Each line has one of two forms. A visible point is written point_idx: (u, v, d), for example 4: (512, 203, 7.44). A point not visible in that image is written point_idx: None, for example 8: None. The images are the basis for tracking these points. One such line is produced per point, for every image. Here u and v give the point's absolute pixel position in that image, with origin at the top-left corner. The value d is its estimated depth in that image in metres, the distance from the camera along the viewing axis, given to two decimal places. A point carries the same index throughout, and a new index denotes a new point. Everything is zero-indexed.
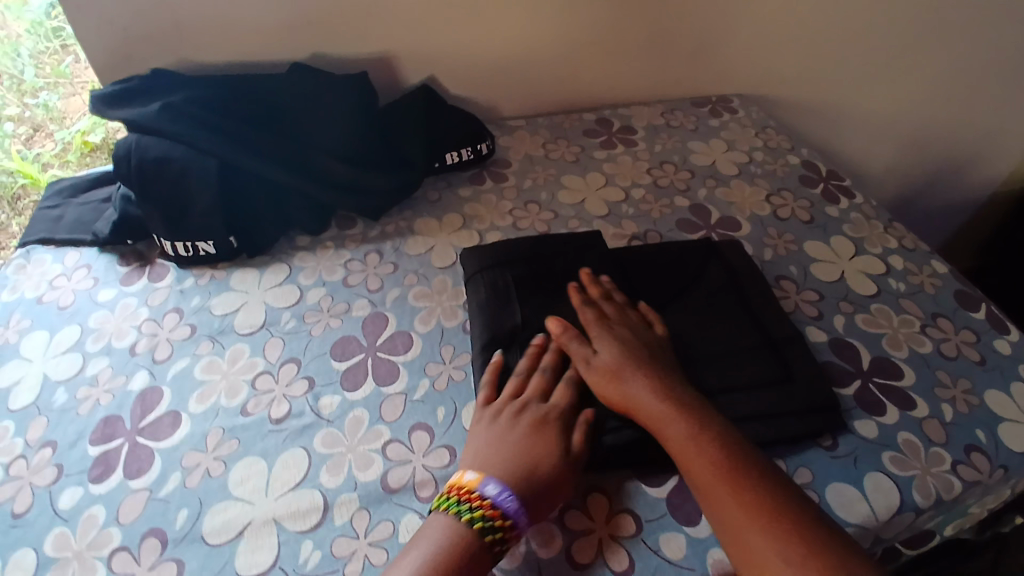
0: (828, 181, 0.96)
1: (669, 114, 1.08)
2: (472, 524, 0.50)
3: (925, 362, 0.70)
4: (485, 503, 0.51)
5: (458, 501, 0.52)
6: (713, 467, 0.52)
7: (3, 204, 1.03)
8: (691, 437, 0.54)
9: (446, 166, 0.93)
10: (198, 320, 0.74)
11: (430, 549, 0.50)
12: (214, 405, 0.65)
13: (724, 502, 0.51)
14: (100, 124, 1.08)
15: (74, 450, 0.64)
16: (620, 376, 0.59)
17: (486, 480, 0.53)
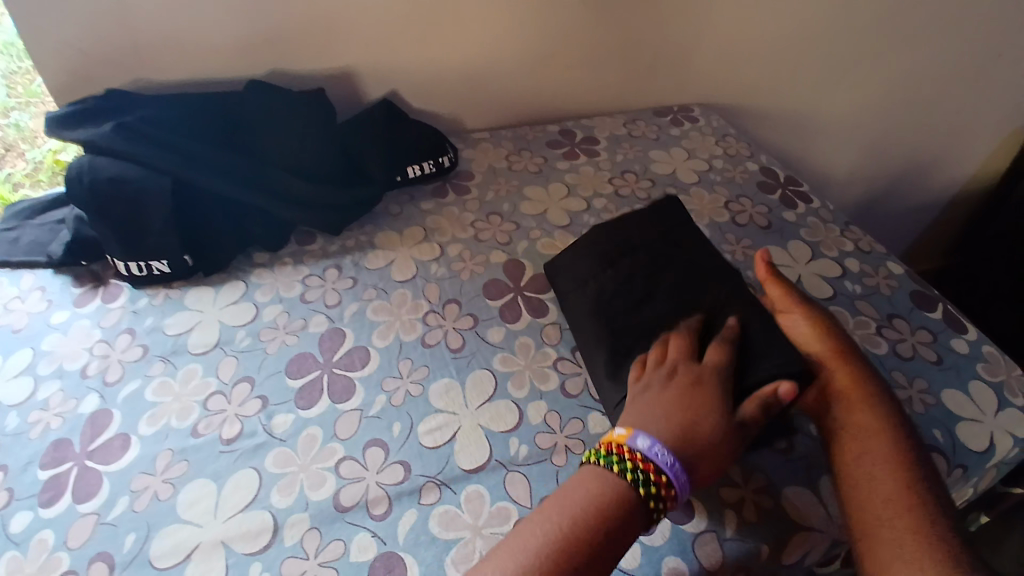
0: (786, 187, 0.97)
1: (631, 124, 1.10)
2: (631, 482, 0.49)
3: (881, 363, 0.71)
4: (645, 461, 0.50)
5: (610, 453, 0.51)
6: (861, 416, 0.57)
7: None
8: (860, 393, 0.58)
9: (409, 179, 0.93)
10: (151, 340, 0.73)
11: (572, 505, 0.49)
12: (165, 427, 0.64)
13: (863, 448, 0.55)
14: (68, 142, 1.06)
15: (26, 474, 0.62)
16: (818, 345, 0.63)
17: (636, 433, 0.52)
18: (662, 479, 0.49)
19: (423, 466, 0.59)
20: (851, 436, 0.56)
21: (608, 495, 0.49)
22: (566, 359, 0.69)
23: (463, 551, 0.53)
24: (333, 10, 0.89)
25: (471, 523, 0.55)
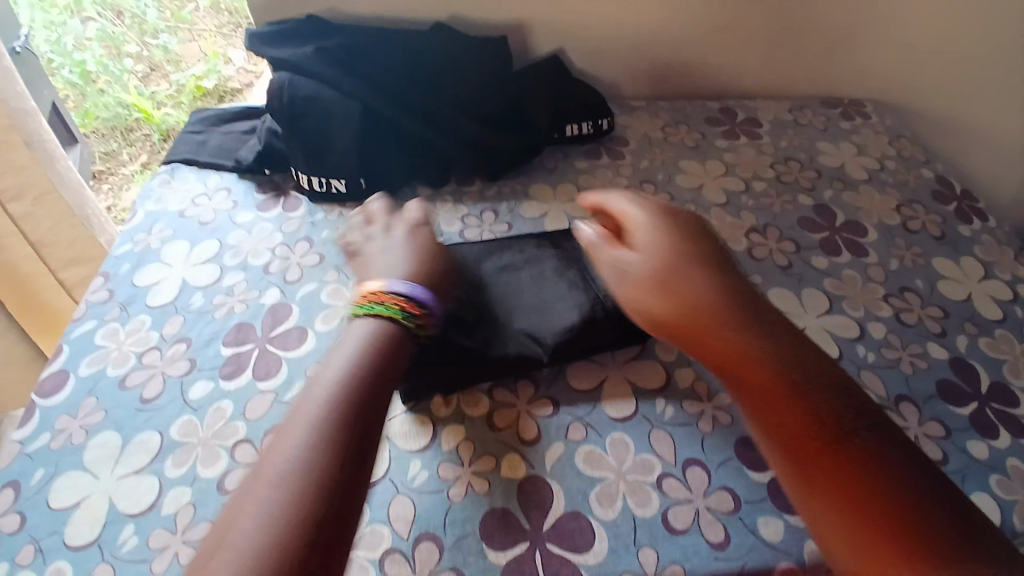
0: (962, 199, 0.90)
1: (797, 111, 1.05)
2: (402, 325, 0.57)
3: None
4: (403, 302, 0.58)
5: (371, 304, 0.58)
6: (799, 402, 0.49)
7: (115, 132, 1.51)
8: (775, 370, 0.51)
9: (566, 137, 0.94)
10: (325, 250, 0.80)
11: (354, 358, 0.53)
12: (337, 327, 0.70)
13: (838, 459, 0.46)
14: (213, 73, 1.47)
15: (208, 348, 0.70)
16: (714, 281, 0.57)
17: (394, 283, 0.59)
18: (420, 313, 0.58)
19: (571, 405, 0.62)
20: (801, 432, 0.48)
21: (370, 364, 0.53)
22: None
23: (604, 489, 0.55)
24: None
25: (615, 466, 0.57)
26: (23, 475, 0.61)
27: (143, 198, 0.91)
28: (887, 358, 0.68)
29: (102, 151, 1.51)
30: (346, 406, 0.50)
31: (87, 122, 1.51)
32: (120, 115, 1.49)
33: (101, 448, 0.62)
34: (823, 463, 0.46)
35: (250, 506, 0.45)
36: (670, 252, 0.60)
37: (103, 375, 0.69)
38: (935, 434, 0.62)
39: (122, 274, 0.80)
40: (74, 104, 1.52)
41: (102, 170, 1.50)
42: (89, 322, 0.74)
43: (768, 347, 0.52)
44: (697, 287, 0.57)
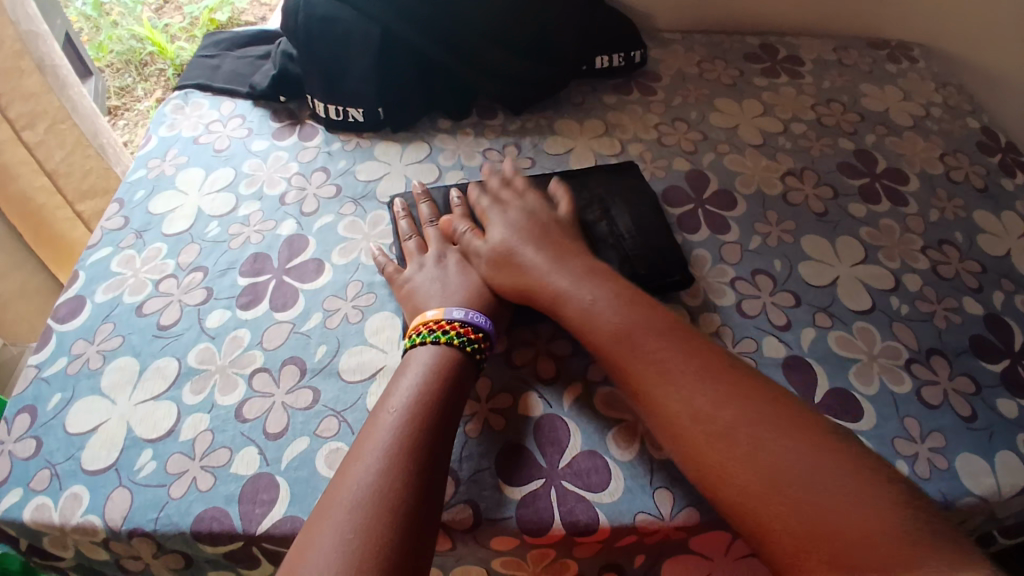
0: (1008, 151, 0.84)
1: (842, 50, 0.98)
2: (458, 347, 0.55)
3: None
4: (463, 327, 0.56)
5: (428, 332, 0.55)
6: (648, 365, 0.51)
7: (130, 68, 1.45)
8: (619, 332, 0.54)
9: (594, 70, 0.89)
10: (343, 182, 0.77)
11: (420, 378, 0.52)
12: (355, 260, 0.69)
13: (678, 415, 0.49)
14: (227, 5, 1.43)
15: (224, 278, 0.69)
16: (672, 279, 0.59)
17: (450, 309, 0.57)
18: (474, 331, 0.56)
19: None
20: (652, 397, 0.51)
21: (455, 367, 0.54)
22: (744, 280, 0.67)
23: (623, 431, 0.55)
24: None
25: (635, 409, 0.56)
26: (39, 400, 0.61)
27: (156, 123, 0.88)
28: (922, 311, 0.65)
29: (115, 87, 1.45)
30: (428, 408, 0.50)
31: (101, 56, 1.44)
32: (133, 48, 1.44)
33: (120, 372, 0.62)
34: (667, 416, 0.50)
35: (336, 504, 0.45)
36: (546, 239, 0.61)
37: (118, 301, 0.68)
38: (963, 390, 0.60)
39: (136, 201, 0.78)
40: (87, 38, 1.44)
41: (116, 106, 1.44)
42: (104, 248, 0.74)
43: (588, 308, 0.55)
44: (528, 264, 0.59)
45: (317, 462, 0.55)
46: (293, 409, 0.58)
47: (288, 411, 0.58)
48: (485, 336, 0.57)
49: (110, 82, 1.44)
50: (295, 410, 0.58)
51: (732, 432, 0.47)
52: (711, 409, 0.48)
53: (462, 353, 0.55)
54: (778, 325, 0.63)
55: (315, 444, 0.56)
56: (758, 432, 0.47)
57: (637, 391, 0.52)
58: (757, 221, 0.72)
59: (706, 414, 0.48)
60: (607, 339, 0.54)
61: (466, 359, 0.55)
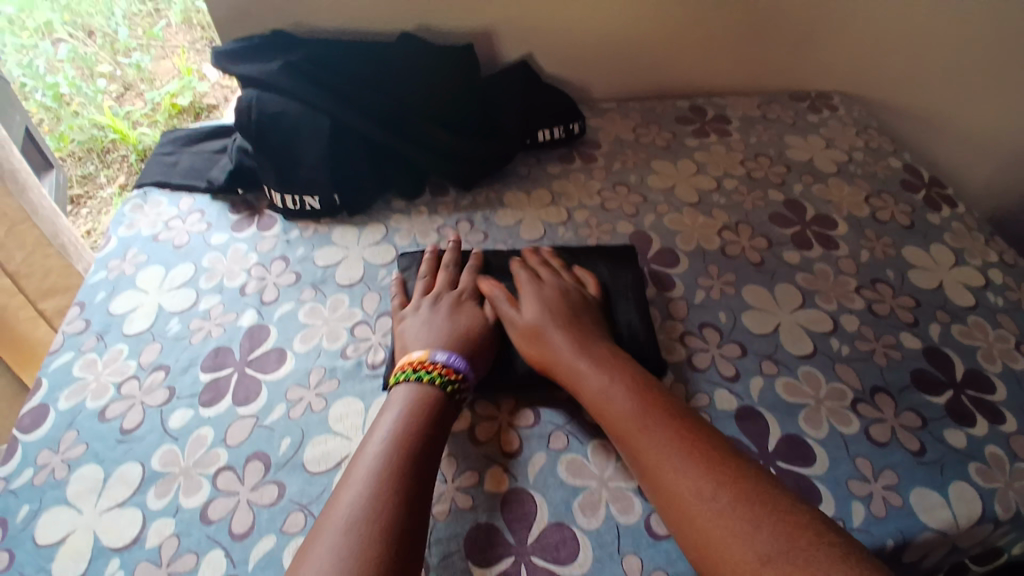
0: (931, 187, 0.91)
1: (765, 106, 1.06)
2: (438, 385, 0.58)
3: (1019, 381, 0.68)
4: (451, 370, 0.60)
5: (411, 370, 0.59)
6: (650, 435, 0.54)
7: (93, 157, 1.48)
8: (632, 404, 0.56)
9: (538, 143, 0.94)
10: (302, 269, 0.79)
11: (397, 415, 0.56)
12: (316, 346, 0.70)
13: (672, 478, 0.51)
14: (189, 89, 1.47)
15: (186, 375, 0.69)
16: (556, 337, 0.63)
17: (435, 350, 0.61)
18: (455, 373, 0.60)
19: (553, 414, 0.62)
20: (650, 465, 0.52)
21: (433, 403, 0.57)
22: (694, 335, 0.70)
23: (588, 498, 0.56)
24: None
25: (598, 474, 0.58)
26: (5, 513, 0.60)
27: (115, 223, 0.90)
28: (862, 351, 0.69)
29: (77, 174, 1.48)
30: (405, 437, 0.54)
31: (62, 146, 1.47)
32: (94, 135, 1.46)
33: (83, 482, 0.61)
34: (659, 476, 0.52)
35: (331, 528, 0.47)
36: (551, 314, 0.65)
37: (81, 407, 0.68)
38: (910, 425, 0.63)
39: (97, 303, 0.79)
40: (49, 128, 1.46)
41: (79, 194, 1.48)
42: (66, 353, 0.74)
43: (611, 389, 0.58)
44: (552, 340, 0.63)
45: (284, 560, 0.54)
46: (259, 506, 0.58)
47: (254, 509, 0.58)
48: (464, 377, 0.61)
49: (72, 170, 1.47)
50: (261, 507, 0.58)
51: (715, 493, 0.49)
52: (726, 486, 0.49)
53: (442, 394, 0.58)
54: (727, 376, 0.66)
55: (282, 541, 0.55)
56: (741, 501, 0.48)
57: (634, 455, 0.54)
58: (701, 275, 0.76)
59: (691, 477, 0.50)
60: (617, 409, 0.56)
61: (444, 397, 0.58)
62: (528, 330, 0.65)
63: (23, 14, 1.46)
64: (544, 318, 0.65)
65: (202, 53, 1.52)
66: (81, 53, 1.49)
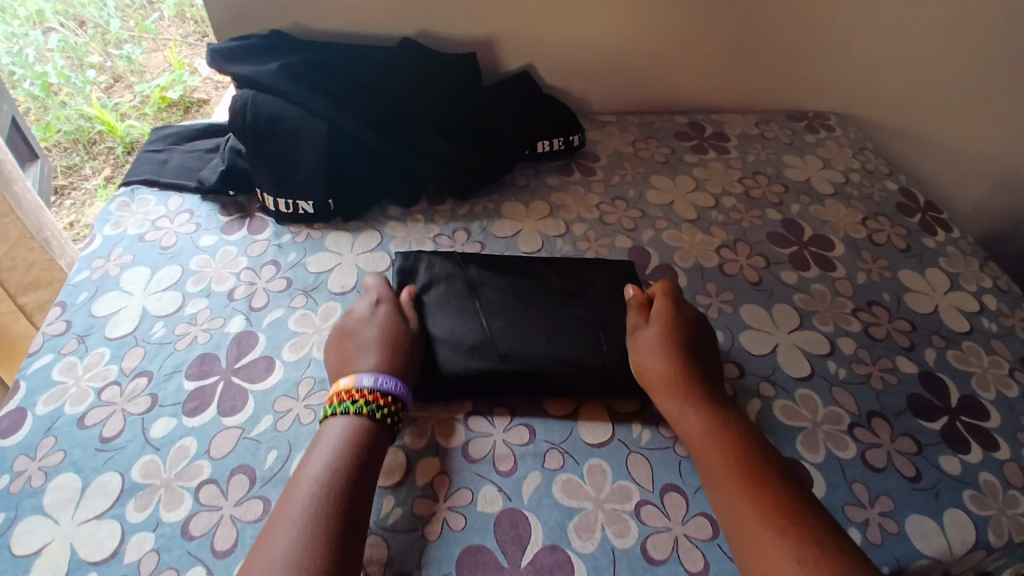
0: (926, 211, 0.92)
1: (763, 124, 1.06)
2: (369, 415, 0.56)
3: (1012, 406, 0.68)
4: (382, 397, 0.57)
5: (341, 402, 0.57)
6: (727, 464, 0.54)
7: (79, 148, 1.45)
8: (708, 430, 0.57)
9: (537, 153, 0.94)
10: (293, 275, 0.77)
11: (336, 448, 0.54)
12: (307, 356, 0.68)
13: (737, 504, 0.51)
14: (179, 82, 1.44)
15: (170, 382, 0.67)
16: (660, 358, 0.61)
17: (361, 375, 0.59)
18: (387, 398, 0.57)
19: (548, 432, 0.61)
20: (725, 505, 0.52)
21: (366, 431, 0.55)
22: None
23: (584, 521, 0.55)
24: None
25: (594, 495, 0.56)
26: None
27: (101, 221, 0.87)
28: (860, 374, 0.69)
29: (63, 165, 1.44)
30: (342, 474, 0.52)
31: (48, 136, 1.43)
32: (81, 126, 1.42)
33: (58, 492, 0.59)
34: (723, 496, 0.52)
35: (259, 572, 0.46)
36: (667, 332, 0.63)
37: (60, 413, 0.65)
38: (906, 450, 0.63)
39: (78, 303, 0.76)
40: (34, 117, 1.43)
41: (63, 185, 1.44)
42: (45, 355, 0.71)
43: (709, 426, 0.57)
44: (655, 359, 0.61)
45: None
46: (242, 522, 0.56)
47: (237, 524, 0.56)
48: (398, 401, 0.58)
49: (58, 161, 1.44)
50: (245, 523, 0.56)
51: (775, 526, 0.49)
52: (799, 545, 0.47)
53: (376, 424, 0.56)
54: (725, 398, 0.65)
55: None
56: (802, 538, 0.48)
57: (708, 478, 0.54)
58: (699, 292, 0.76)
59: (755, 507, 0.50)
60: (698, 433, 0.57)
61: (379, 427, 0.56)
62: (640, 345, 0.63)
63: (13, 1, 1.42)
64: (662, 336, 0.63)
65: (196, 49, 1.51)
66: (70, 42, 1.45)
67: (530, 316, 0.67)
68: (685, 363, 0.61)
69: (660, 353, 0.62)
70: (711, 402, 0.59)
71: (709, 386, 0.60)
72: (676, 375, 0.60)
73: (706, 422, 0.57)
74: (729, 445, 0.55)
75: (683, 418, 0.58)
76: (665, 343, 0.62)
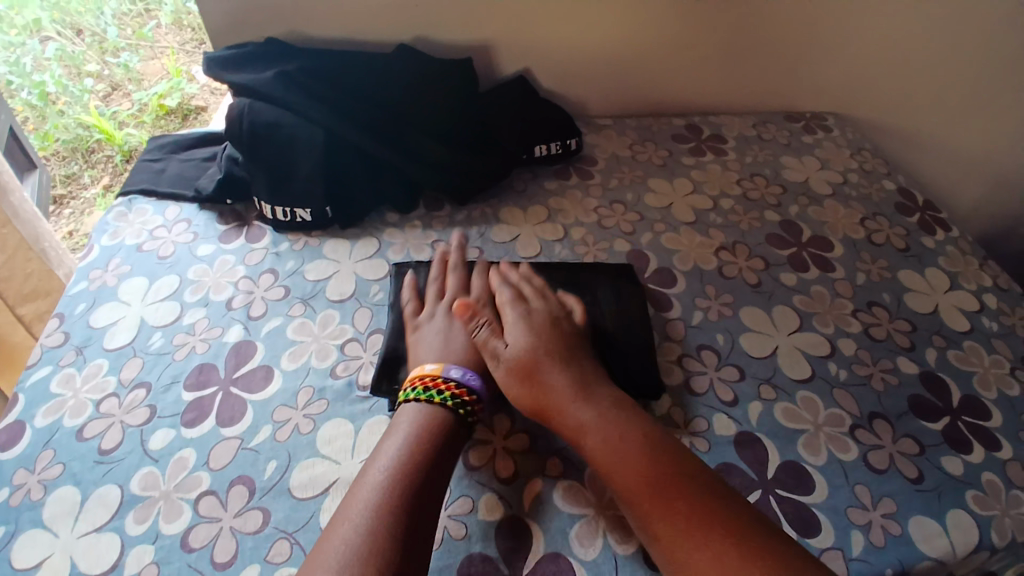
0: (925, 210, 0.91)
1: (761, 126, 1.06)
2: (445, 406, 0.58)
3: (1013, 405, 0.67)
4: (462, 390, 0.59)
5: (423, 388, 0.59)
6: (638, 481, 0.52)
7: (77, 156, 1.44)
8: (605, 440, 0.55)
9: (535, 158, 0.94)
10: (291, 283, 0.77)
11: (415, 430, 0.56)
12: (305, 365, 0.68)
13: (655, 524, 0.49)
14: (177, 90, 1.44)
15: (168, 393, 0.67)
16: (555, 371, 0.59)
17: (449, 366, 0.61)
18: (466, 393, 0.59)
19: (549, 438, 0.61)
20: (646, 516, 0.50)
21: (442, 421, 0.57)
22: (692, 357, 0.69)
23: (586, 527, 0.54)
24: None
25: (595, 501, 0.56)
26: None
27: (98, 232, 0.87)
28: (861, 376, 0.68)
29: (61, 174, 1.44)
30: (420, 455, 0.54)
31: (47, 145, 1.43)
32: (80, 135, 1.42)
33: (58, 504, 0.58)
34: (638, 507, 0.51)
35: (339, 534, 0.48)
36: (539, 349, 0.61)
37: (59, 425, 0.65)
38: (908, 451, 0.62)
39: (76, 314, 0.76)
40: (33, 127, 1.43)
41: (62, 194, 1.43)
42: (43, 367, 0.71)
43: (609, 434, 0.55)
44: (548, 379, 0.59)
45: None
46: (242, 533, 0.55)
47: (237, 535, 0.55)
48: (477, 398, 0.60)
49: (56, 170, 1.43)
50: (245, 534, 0.55)
51: (699, 540, 0.47)
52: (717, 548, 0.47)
53: (451, 414, 0.58)
54: (726, 401, 0.65)
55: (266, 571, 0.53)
56: (722, 547, 0.47)
57: (623, 500, 0.52)
58: (698, 295, 0.76)
59: (670, 514, 0.49)
60: (607, 455, 0.54)
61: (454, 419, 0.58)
62: (513, 370, 0.61)
63: (12, 10, 1.44)
64: (530, 344, 0.62)
65: (193, 55, 1.51)
66: (68, 51, 1.47)
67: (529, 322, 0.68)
68: (548, 369, 0.60)
69: (545, 367, 0.60)
70: (613, 408, 0.57)
71: (608, 394, 0.58)
72: (569, 382, 0.59)
73: (605, 432, 0.55)
74: (635, 451, 0.53)
75: (582, 431, 0.56)
76: (552, 353, 0.61)
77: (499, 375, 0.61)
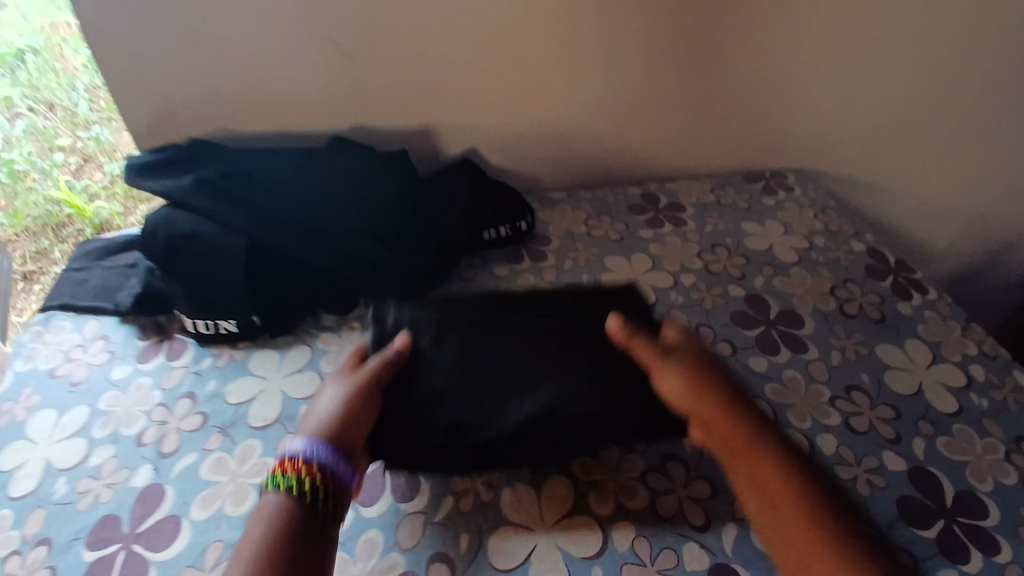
0: (897, 272, 0.87)
1: (719, 190, 1.02)
2: (292, 491, 0.51)
3: (1012, 499, 0.61)
4: (305, 466, 0.52)
5: (270, 476, 0.53)
6: (804, 498, 0.50)
7: (47, 232, 1.22)
8: (773, 450, 0.53)
9: (484, 242, 0.88)
10: (210, 408, 0.70)
11: (272, 519, 0.50)
12: (218, 512, 0.60)
13: (816, 539, 0.48)
14: None
15: (69, 552, 0.58)
16: (711, 382, 0.59)
17: (294, 440, 0.55)
18: (312, 467, 0.52)
19: None
20: (803, 542, 0.48)
21: (293, 510, 0.50)
22: (656, 471, 0.61)
23: None
24: (431, 65, 0.87)
25: None
26: None
27: (11, 355, 0.79)
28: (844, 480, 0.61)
29: (30, 250, 1.21)
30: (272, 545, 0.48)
31: (15, 223, 1.23)
32: (50, 211, 1.21)
33: None
34: (798, 526, 0.49)
35: None
36: (701, 362, 0.60)
37: None
38: None
39: None
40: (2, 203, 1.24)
41: (31, 270, 1.20)
42: None
43: (773, 446, 0.53)
44: (706, 386, 0.58)
45: None
46: None
47: None
48: (330, 471, 0.53)
49: (23, 247, 1.21)
50: None
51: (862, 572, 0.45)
52: None
53: (302, 500, 0.51)
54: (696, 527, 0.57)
55: None
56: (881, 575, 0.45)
57: (781, 514, 0.50)
58: None
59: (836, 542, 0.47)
60: (765, 492, 0.51)
61: (308, 504, 0.51)
62: (672, 379, 0.59)
63: None
64: (694, 359, 0.61)
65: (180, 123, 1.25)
66: (36, 125, 1.26)
67: (509, 356, 0.63)
68: (721, 386, 0.58)
69: (706, 380, 0.59)
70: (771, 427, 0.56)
71: (766, 419, 0.57)
72: (736, 396, 0.58)
73: (769, 445, 0.53)
74: (800, 472, 0.52)
75: (746, 435, 0.54)
76: (722, 374, 0.60)
77: (654, 381, 0.60)
